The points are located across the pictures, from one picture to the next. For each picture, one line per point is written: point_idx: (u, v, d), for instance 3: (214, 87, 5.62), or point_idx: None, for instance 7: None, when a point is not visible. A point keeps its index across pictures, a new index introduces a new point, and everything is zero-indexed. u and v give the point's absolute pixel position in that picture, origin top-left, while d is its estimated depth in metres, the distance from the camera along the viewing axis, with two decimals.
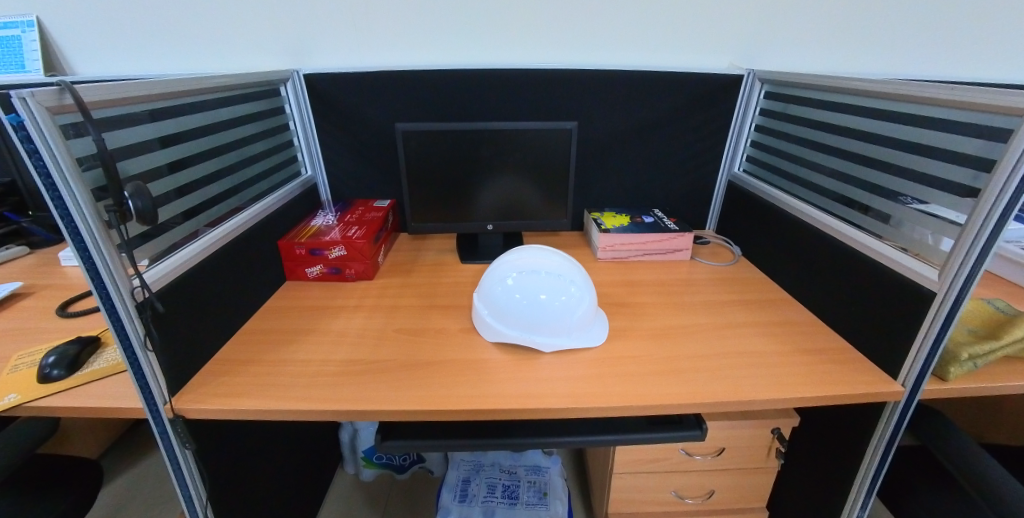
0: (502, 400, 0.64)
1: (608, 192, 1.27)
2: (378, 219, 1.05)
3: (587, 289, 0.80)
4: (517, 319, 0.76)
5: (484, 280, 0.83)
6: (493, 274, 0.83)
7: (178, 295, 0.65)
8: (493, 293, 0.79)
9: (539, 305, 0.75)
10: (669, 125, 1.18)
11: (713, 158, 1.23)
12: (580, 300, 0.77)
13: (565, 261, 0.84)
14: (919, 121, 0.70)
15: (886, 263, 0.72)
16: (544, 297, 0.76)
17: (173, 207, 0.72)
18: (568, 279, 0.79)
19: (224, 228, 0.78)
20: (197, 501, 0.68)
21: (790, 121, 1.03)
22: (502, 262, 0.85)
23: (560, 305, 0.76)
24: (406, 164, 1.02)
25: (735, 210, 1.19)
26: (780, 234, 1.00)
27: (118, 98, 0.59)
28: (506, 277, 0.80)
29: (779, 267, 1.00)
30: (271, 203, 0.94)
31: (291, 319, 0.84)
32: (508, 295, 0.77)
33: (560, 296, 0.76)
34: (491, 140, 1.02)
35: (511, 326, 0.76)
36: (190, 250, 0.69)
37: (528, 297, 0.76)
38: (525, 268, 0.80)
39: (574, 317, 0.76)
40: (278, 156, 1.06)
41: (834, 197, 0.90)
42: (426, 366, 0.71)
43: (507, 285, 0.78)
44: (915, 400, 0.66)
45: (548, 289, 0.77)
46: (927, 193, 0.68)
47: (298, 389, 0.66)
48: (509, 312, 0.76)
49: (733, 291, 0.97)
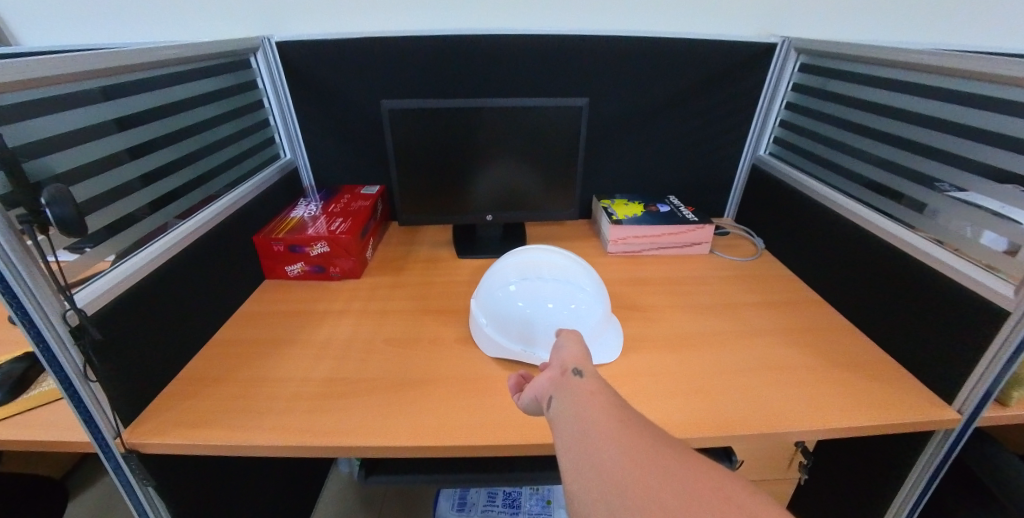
0: (502, 433, 0.55)
1: (619, 176, 1.16)
2: (365, 209, 0.94)
3: (600, 297, 0.70)
4: (520, 331, 0.66)
5: (482, 284, 0.73)
6: (491, 277, 0.73)
7: (125, 313, 0.56)
8: (492, 300, 0.69)
9: (545, 315, 0.65)
10: (690, 102, 1.06)
11: (736, 138, 1.11)
12: (591, 310, 0.67)
13: (575, 262, 0.73)
14: (985, 102, 0.60)
15: (925, 262, 0.64)
16: (550, 305, 0.66)
17: (99, 215, 0.56)
18: (579, 284, 0.68)
19: (184, 228, 0.68)
20: None
21: (827, 99, 0.91)
22: (502, 262, 0.74)
23: (569, 315, 0.65)
24: (393, 147, 0.90)
25: (758, 197, 1.09)
26: (809, 227, 0.90)
27: (40, 78, 0.47)
28: (507, 281, 0.69)
29: (808, 265, 0.91)
30: (243, 193, 0.84)
31: (267, 326, 0.75)
32: (509, 303, 0.67)
33: (569, 304, 0.66)
34: (489, 120, 0.90)
35: (513, 338, 0.67)
36: (139, 258, 0.59)
37: (533, 305, 0.66)
38: (529, 271, 0.69)
39: (585, 327, 0.66)
40: (250, 137, 0.94)
41: (861, 183, 0.82)
42: (416, 388, 0.62)
43: (508, 291, 0.68)
44: (972, 428, 0.58)
45: (554, 296, 0.66)
46: (966, 179, 0.62)
47: (272, 417, 0.58)
48: (511, 323, 0.66)
49: (760, 289, 0.88)
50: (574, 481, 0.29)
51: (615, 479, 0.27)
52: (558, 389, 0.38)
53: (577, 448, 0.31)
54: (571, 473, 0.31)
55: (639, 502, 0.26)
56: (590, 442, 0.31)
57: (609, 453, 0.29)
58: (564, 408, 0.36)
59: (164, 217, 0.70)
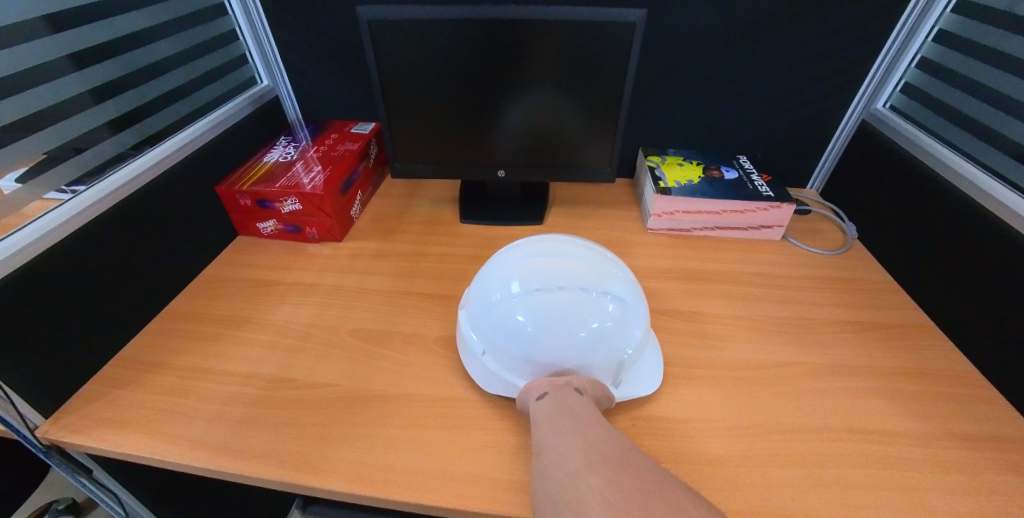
0: (465, 490, 0.42)
1: (675, 124, 0.91)
2: (350, 155, 0.78)
3: (634, 306, 0.50)
4: (522, 359, 0.47)
5: (473, 289, 0.54)
6: (486, 277, 0.53)
7: (21, 294, 0.46)
8: (484, 314, 0.50)
9: (557, 340, 0.45)
10: (788, 25, 0.76)
11: (847, 81, 0.81)
12: (622, 329, 0.47)
13: (598, 256, 0.52)
14: None
15: None
16: (564, 325, 0.45)
17: None
18: (604, 290, 0.48)
19: (102, 182, 0.56)
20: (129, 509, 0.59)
21: (996, 25, 0.61)
22: (500, 257, 0.54)
23: (589, 338, 0.46)
24: (379, 78, 0.71)
25: (862, 165, 0.81)
26: (937, 219, 0.65)
27: None
28: (504, 288, 0.49)
29: (921, 269, 0.67)
30: (196, 133, 0.70)
31: (225, 298, 0.64)
32: (506, 320, 0.48)
33: (590, 323, 0.46)
34: (503, 42, 0.68)
35: (512, 365, 0.49)
36: (40, 224, 0.49)
37: (538, 323, 0.46)
38: (533, 274, 0.49)
39: (613, 353, 0.47)
40: (216, 57, 0.77)
41: None
42: (376, 403, 0.50)
43: (505, 302, 0.48)
44: None
45: (570, 311, 0.46)
46: None
47: (203, 424, 0.49)
48: (508, 347, 0.48)
49: (846, 300, 0.66)
50: (555, 443, 0.33)
51: (594, 446, 0.31)
52: (557, 393, 0.42)
53: (565, 425, 0.35)
54: (551, 441, 0.34)
55: (614, 467, 0.29)
56: (578, 425, 0.35)
57: (593, 433, 0.33)
58: (557, 406, 0.39)
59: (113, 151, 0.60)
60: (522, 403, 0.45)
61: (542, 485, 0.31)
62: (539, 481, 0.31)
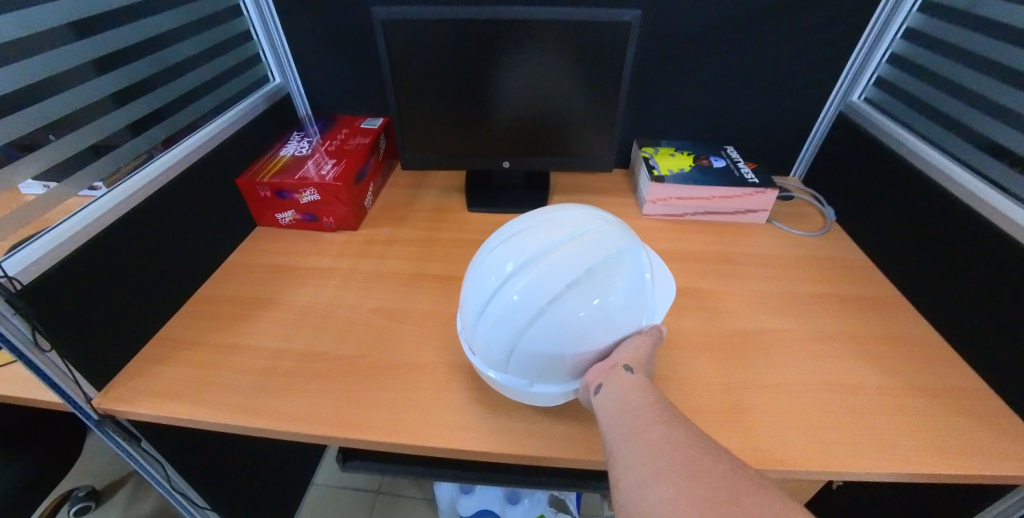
0: (490, 441, 0.48)
1: (668, 116, 0.96)
2: (362, 148, 0.82)
3: (620, 249, 0.45)
4: (540, 366, 0.44)
5: (460, 308, 0.49)
6: (471, 327, 0.47)
7: (77, 275, 0.50)
8: (482, 335, 0.46)
9: (568, 335, 0.42)
10: (770, 22, 0.82)
11: (825, 74, 0.87)
12: (625, 279, 0.44)
13: (551, 230, 0.46)
14: None
15: None
16: (566, 317, 0.42)
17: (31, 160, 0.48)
18: (586, 264, 0.43)
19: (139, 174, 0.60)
20: (168, 479, 0.64)
21: (961, 24, 0.67)
22: (467, 296, 0.48)
23: (599, 314, 0.43)
24: (391, 75, 0.76)
25: (840, 153, 0.88)
26: (904, 201, 0.72)
27: None
28: (497, 333, 0.44)
29: (891, 246, 0.73)
30: (216, 130, 0.74)
31: (250, 282, 0.69)
32: (524, 359, 0.44)
33: (591, 300, 0.42)
34: (506, 40, 0.72)
35: (531, 376, 0.46)
36: (92, 211, 0.53)
37: (542, 326, 0.42)
38: (512, 305, 0.43)
39: (632, 306, 0.45)
40: (232, 56, 0.80)
41: (989, 150, 0.62)
42: (403, 369, 0.55)
43: (508, 339, 0.44)
44: None
45: (568, 300, 0.42)
46: None
47: (244, 393, 0.53)
48: (523, 361, 0.44)
49: (824, 276, 0.72)
50: (619, 450, 0.35)
51: (659, 452, 0.33)
52: (609, 381, 0.41)
53: (625, 426, 0.36)
54: (617, 445, 0.36)
55: (684, 480, 0.31)
56: (634, 428, 0.36)
57: (655, 434, 0.34)
58: (614, 400, 0.39)
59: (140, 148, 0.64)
60: (583, 397, 0.45)
61: (617, 497, 0.34)
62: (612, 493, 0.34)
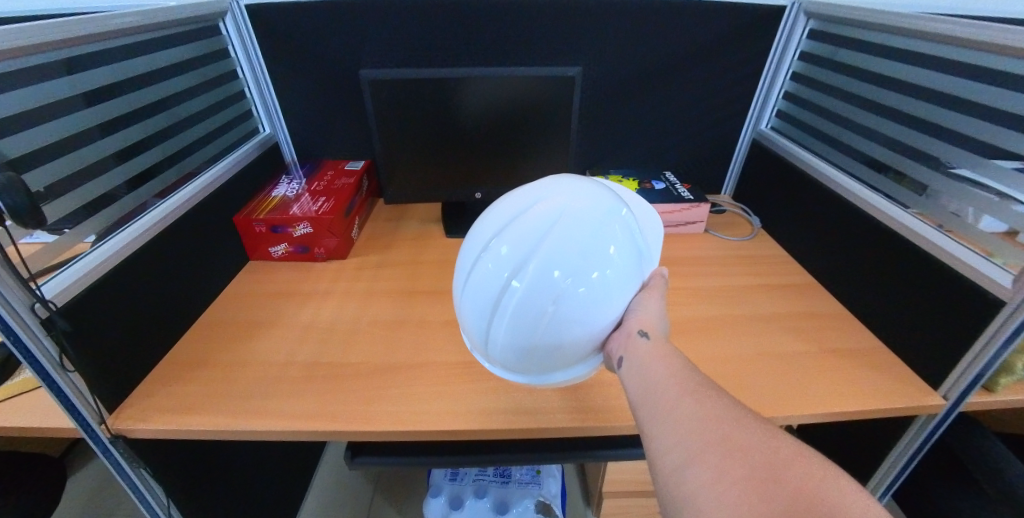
0: (485, 419, 0.55)
1: (614, 149, 1.12)
2: (349, 186, 0.91)
3: (603, 215, 0.46)
4: (562, 352, 0.48)
5: (467, 321, 0.51)
6: (487, 339, 0.50)
7: (98, 303, 0.55)
8: (501, 341, 0.49)
9: (579, 316, 0.45)
10: (688, 70, 1.00)
11: (737, 111, 1.06)
12: (617, 244, 0.45)
13: (528, 226, 0.45)
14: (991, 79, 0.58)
15: (920, 242, 0.64)
16: (573, 301, 0.45)
17: (59, 203, 0.55)
18: (577, 247, 0.44)
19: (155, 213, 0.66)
20: (163, 510, 0.64)
21: (832, 70, 0.87)
22: (467, 310, 0.50)
23: (603, 287, 0.45)
24: (377, 122, 0.87)
25: (757, 173, 1.05)
26: (806, 206, 0.88)
27: None
28: (516, 339, 0.48)
29: (802, 243, 0.89)
30: (218, 174, 0.81)
31: (250, 309, 0.74)
32: (548, 352, 0.48)
33: (591, 276, 0.44)
34: (477, 90, 0.86)
35: (556, 362, 0.49)
36: (111, 244, 0.58)
37: (554, 317, 0.45)
38: (520, 313, 0.46)
39: (631, 263, 0.47)
40: (227, 112, 0.89)
41: (866, 162, 0.80)
42: (403, 370, 0.62)
43: (527, 339, 0.47)
44: (955, 412, 0.60)
45: (571, 285, 0.44)
46: (956, 156, 0.63)
47: (257, 402, 0.58)
48: (546, 354, 0.48)
49: (754, 271, 0.86)
50: (653, 433, 0.38)
51: (688, 423, 0.37)
52: (629, 352, 0.46)
53: (654, 403, 0.41)
54: (649, 423, 0.40)
55: (716, 446, 0.34)
56: (664, 404, 0.40)
57: (683, 407, 0.38)
58: (638, 368, 0.44)
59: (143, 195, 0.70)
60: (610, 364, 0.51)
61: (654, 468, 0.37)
62: (652, 474, 0.37)
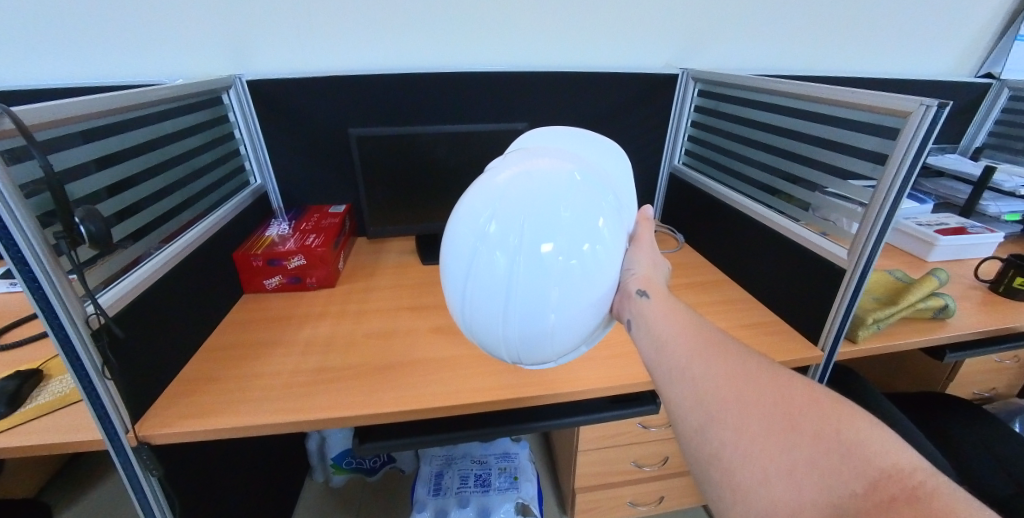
0: (472, 395, 0.68)
1: None
2: (335, 225, 1.04)
3: (570, 186, 0.48)
4: (575, 327, 0.51)
5: (477, 326, 0.52)
6: (502, 338, 0.52)
7: (133, 321, 0.63)
8: (515, 337, 0.51)
9: (581, 288, 0.49)
10: (615, 121, 1.25)
11: (657, 152, 1.31)
12: (598, 207, 0.48)
13: (506, 216, 0.47)
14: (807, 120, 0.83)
15: (792, 235, 0.85)
16: (571, 275, 0.47)
17: (119, 227, 0.68)
18: (558, 224, 0.46)
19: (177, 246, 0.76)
20: None
21: (718, 117, 1.13)
22: (474, 314, 0.51)
23: (596, 256, 0.48)
24: (362, 170, 1.02)
25: (677, 200, 1.29)
26: (714, 220, 1.10)
27: (66, 118, 0.56)
28: (530, 324, 0.49)
29: (716, 250, 1.10)
30: (223, 216, 0.92)
31: (251, 332, 0.83)
32: (561, 328, 0.50)
33: (581, 249, 0.47)
34: (447, 141, 1.03)
35: (572, 338, 0.52)
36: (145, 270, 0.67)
37: (559, 295, 0.48)
38: (528, 302, 0.48)
39: (615, 223, 0.50)
40: (227, 166, 1.02)
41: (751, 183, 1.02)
42: (398, 368, 0.73)
43: (541, 325, 0.49)
44: (832, 360, 0.79)
45: (565, 260, 0.47)
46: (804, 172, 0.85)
47: (271, 402, 0.66)
48: (562, 333, 0.51)
49: (681, 274, 1.05)
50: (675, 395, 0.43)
51: (705, 384, 0.42)
52: (634, 310, 0.53)
53: (670, 366, 0.45)
54: (669, 387, 0.45)
55: (732, 402, 0.39)
56: (677, 366, 0.45)
57: (695, 371, 0.43)
58: (644, 325, 0.51)
59: (167, 231, 0.80)
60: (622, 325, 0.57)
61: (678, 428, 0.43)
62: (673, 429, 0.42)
